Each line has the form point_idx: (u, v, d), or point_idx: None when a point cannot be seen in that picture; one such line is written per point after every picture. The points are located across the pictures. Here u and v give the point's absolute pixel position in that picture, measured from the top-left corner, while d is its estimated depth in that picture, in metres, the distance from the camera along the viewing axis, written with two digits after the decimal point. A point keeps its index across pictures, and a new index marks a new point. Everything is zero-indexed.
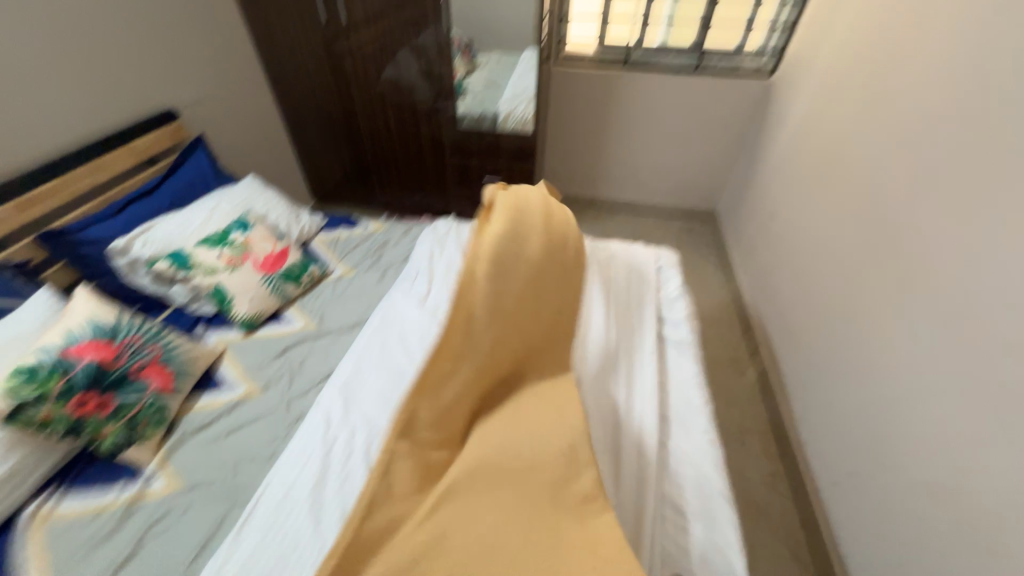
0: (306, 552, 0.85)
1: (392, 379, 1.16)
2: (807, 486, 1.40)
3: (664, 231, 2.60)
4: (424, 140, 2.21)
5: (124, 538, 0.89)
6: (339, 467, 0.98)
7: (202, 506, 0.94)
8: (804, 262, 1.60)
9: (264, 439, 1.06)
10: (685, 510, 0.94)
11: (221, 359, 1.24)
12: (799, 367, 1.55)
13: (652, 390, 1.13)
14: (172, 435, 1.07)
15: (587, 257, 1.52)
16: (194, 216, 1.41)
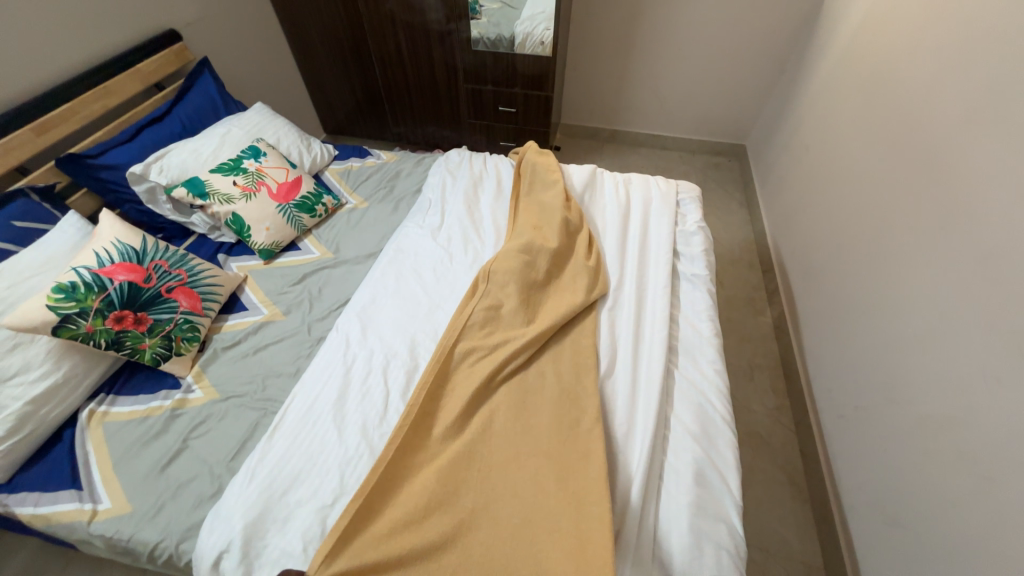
0: (332, 455, 0.93)
1: (407, 306, 1.20)
2: (810, 419, 1.43)
3: (688, 166, 2.49)
4: (436, 65, 2.10)
5: (170, 438, 0.99)
6: (359, 384, 1.05)
7: (237, 414, 1.03)
8: (834, 196, 1.51)
9: (289, 358, 1.13)
10: (686, 431, 0.97)
11: (245, 285, 1.30)
12: (816, 305, 1.53)
13: (662, 321, 1.14)
14: (205, 352, 1.15)
15: (604, 191, 1.48)
16: (207, 144, 1.41)
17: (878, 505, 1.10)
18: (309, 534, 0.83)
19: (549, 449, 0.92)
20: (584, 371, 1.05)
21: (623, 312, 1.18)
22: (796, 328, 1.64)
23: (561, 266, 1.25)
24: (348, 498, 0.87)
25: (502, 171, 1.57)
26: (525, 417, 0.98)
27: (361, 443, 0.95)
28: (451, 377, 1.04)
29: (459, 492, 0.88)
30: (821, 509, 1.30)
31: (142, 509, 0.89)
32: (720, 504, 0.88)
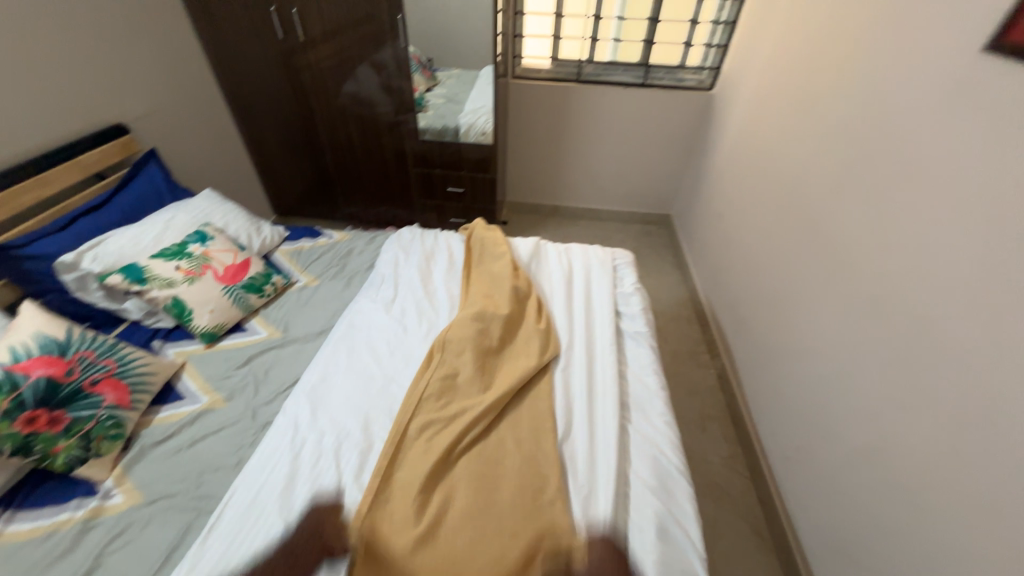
0: (277, 555, 0.85)
1: (359, 382, 1.18)
2: (762, 464, 1.50)
3: (624, 235, 2.74)
4: (386, 152, 2.25)
5: (80, 555, 0.86)
6: (309, 469, 0.99)
7: (165, 518, 0.92)
8: (748, 255, 1.73)
9: (229, 448, 1.06)
10: (645, 485, 1.00)
11: (182, 372, 1.23)
12: (749, 353, 1.67)
13: (611, 378, 1.20)
14: (130, 449, 1.04)
15: (548, 259, 1.60)
16: (150, 229, 1.39)
17: (835, 544, 1.15)
18: None
19: (517, 525, 0.90)
20: (542, 432, 1.07)
21: (575, 372, 1.23)
22: (736, 376, 1.76)
23: (512, 334, 1.30)
24: None
25: (452, 245, 1.65)
26: (489, 488, 0.96)
27: (311, 536, 0.88)
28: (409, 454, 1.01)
29: None
30: (786, 556, 1.32)
31: None
32: (686, 558, 0.88)
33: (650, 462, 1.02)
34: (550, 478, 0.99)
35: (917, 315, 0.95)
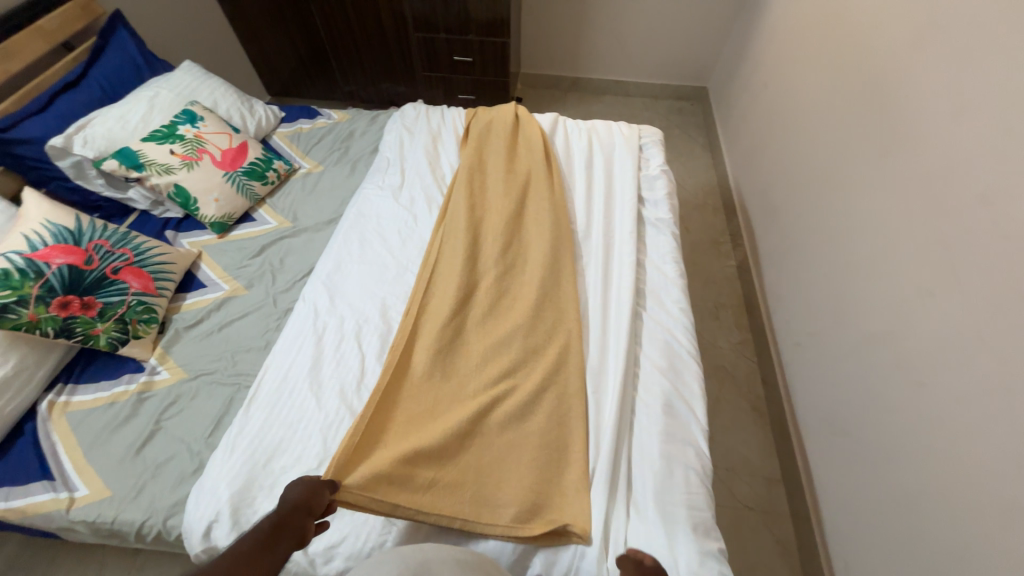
0: (311, 424, 0.93)
1: (372, 272, 1.18)
2: (770, 350, 1.53)
3: (652, 114, 2.46)
4: (381, 11, 1.94)
5: (142, 420, 0.97)
6: (332, 350, 1.04)
7: (207, 392, 1.01)
8: (791, 133, 1.53)
9: (257, 332, 1.11)
10: (655, 367, 1.02)
11: (200, 261, 1.24)
12: (774, 243, 1.59)
13: (629, 268, 1.16)
14: (165, 332, 1.10)
15: (566, 139, 1.45)
16: (134, 110, 1.28)
17: (829, 420, 1.21)
18: None
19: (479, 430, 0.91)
20: (558, 319, 1.09)
21: (591, 262, 1.20)
22: (757, 265, 1.70)
23: (518, 232, 1.24)
24: None
25: (460, 125, 1.50)
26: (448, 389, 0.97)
27: (340, 406, 0.96)
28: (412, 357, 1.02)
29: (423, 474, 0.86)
30: (780, 429, 1.42)
31: (122, 491, 0.88)
32: (688, 431, 0.94)
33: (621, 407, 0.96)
34: (566, 360, 1.02)
35: (985, 197, 0.83)
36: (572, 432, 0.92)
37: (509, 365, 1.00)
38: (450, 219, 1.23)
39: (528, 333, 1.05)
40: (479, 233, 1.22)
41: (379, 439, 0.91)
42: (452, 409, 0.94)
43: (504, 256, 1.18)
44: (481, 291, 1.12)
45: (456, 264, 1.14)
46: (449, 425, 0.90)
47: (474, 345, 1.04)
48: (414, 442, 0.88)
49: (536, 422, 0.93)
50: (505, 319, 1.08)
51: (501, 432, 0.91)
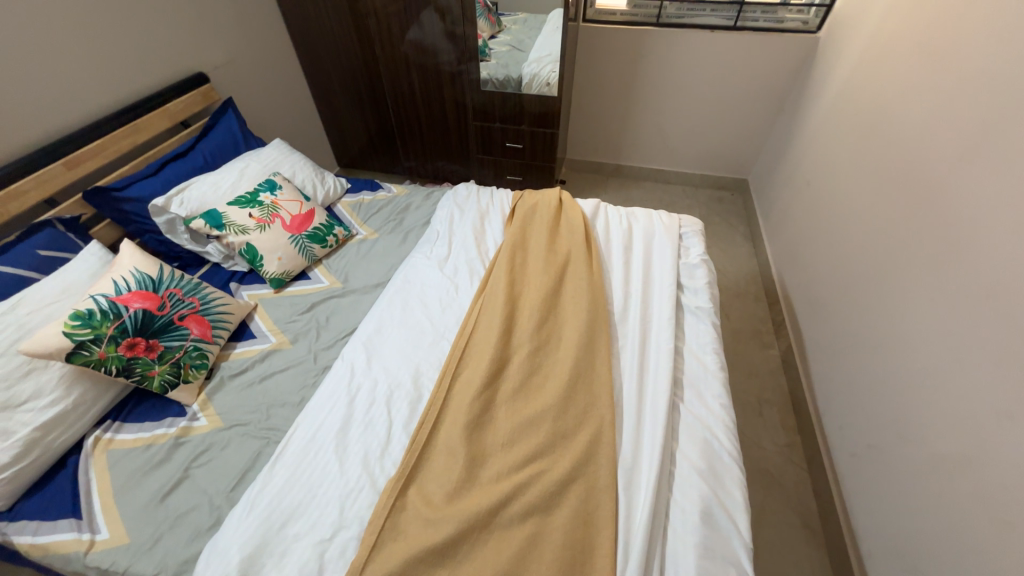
0: (332, 489, 0.92)
1: (410, 338, 1.21)
2: (823, 458, 1.39)
3: (692, 201, 2.54)
4: (446, 103, 2.19)
5: (173, 466, 0.99)
6: (362, 414, 1.05)
7: (238, 444, 1.03)
8: (838, 231, 1.52)
9: (294, 387, 1.14)
10: (693, 468, 0.95)
11: (255, 313, 1.33)
12: (823, 340, 1.52)
13: (666, 355, 1.13)
14: (212, 379, 1.16)
15: (606, 224, 1.51)
16: (226, 178, 1.47)
17: (897, 552, 1.05)
18: (306, 569, 0.81)
19: (500, 523, 0.86)
20: (589, 404, 1.06)
21: (628, 347, 1.18)
22: (805, 362, 1.61)
23: (555, 310, 1.26)
24: (348, 532, 0.86)
25: (507, 205, 1.60)
26: (474, 470, 0.94)
27: (362, 474, 0.94)
28: (439, 430, 1.01)
29: (438, 568, 0.81)
30: (838, 555, 1.24)
31: (140, 540, 0.88)
32: (729, 546, 0.84)
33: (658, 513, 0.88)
34: (599, 451, 0.97)
35: None
36: (598, 531, 0.86)
37: (535, 450, 0.96)
38: (489, 293, 1.27)
39: (558, 416, 1.02)
40: (517, 307, 1.25)
41: (396, 521, 0.88)
42: (474, 494, 0.90)
43: (539, 333, 1.19)
44: (513, 368, 1.12)
45: (490, 338, 1.15)
46: (468, 512, 0.86)
47: (501, 424, 1.01)
48: (430, 531, 0.84)
49: (558, 516, 0.87)
50: (535, 398, 1.06)
51: (522, 527, 0.85)
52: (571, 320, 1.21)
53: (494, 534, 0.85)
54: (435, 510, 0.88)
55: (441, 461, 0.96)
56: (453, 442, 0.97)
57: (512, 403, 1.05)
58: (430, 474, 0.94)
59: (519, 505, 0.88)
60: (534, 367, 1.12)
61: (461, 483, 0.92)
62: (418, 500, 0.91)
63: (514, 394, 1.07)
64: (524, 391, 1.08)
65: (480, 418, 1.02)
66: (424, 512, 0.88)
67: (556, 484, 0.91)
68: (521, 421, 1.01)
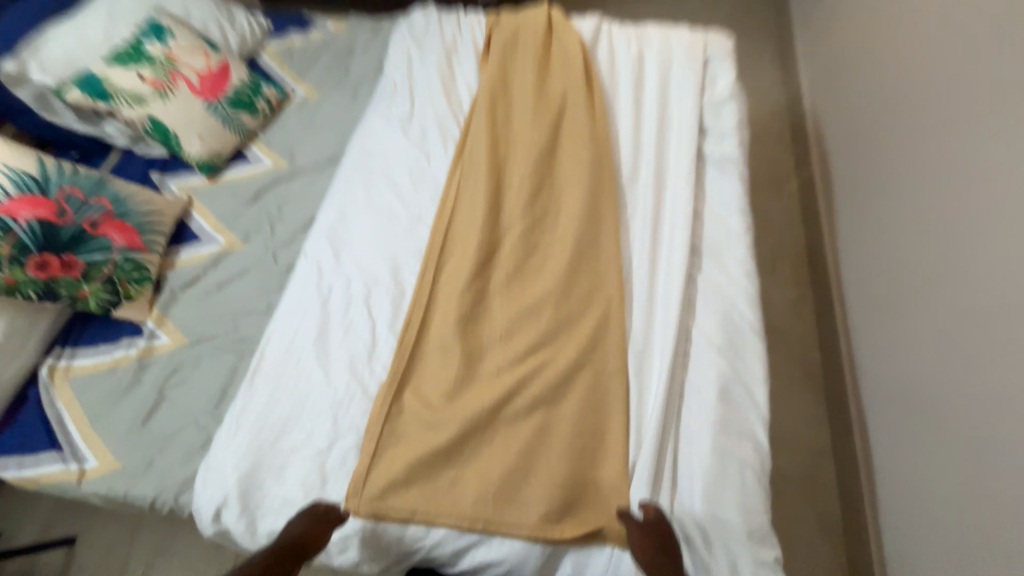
0: (321, 400, 0.85)
1: (381, 225, 1.02)
2: (836, 311, 1.32)
3: (712, 15, 2.02)
4: None
5: (145, 389, 0.90)
6: (340, 318, 0.93)
7: (210, 360, 0.93)
8: (892, 37, 1.18)
9: (259, 292, 1.00)
10: (712, 345, 0.86)
11: (192, 208, 1.11)
12: (852, 182, 1.32)
13: (684, 222, 0.96)
14: (161, 292, 1.00)
15: (611, 54, 1.16)
16: (91, 27, 1.09)
17: (898, 398, 1.05)
18: (310, 482, 0.78)
19: (504, 422, 0.80)
20: (595, 283, 0.92)
21: (639, 215, 1.00)
22: (829, 209, 1.44)
23: (551, 173, 1.03)
24: (347, 441, 0.81)
25: (479, 35, 1.22)
26: (472, 369, 0.86)
27: (351, 381, 0.86)
28: (428, 329, 0.90)
29: (443, 470, 0.78)
30: (835, 400, 1.27)
31: (132, 464, 0.84)
32: (746, 421, 0.80)
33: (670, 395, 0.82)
34: (609, 334, 0.88)
35: None
36: (610, 413, 0.81)
37: (535, 341, 0.86)
38: (468, 162, 1.03)
39: (560, 301, 0.90)
40: (505, 175, 1.02)
41: (394, 428, 0.82)
42: (473, 394, 0.83)
43: (532, 207, 0.99)
44: (505, 250, 0.95)
45: (475, 217, 0.96)
46: (467, 415, 0.79)
47: (497, 317, 0.89)
48: (430, 438, 0.79)
49: (567, 405, 0.82)
50: (532, 283, 0.93)
51: (528, 423, 0.80)
52: (573, 186, 1.00)
53: (500, 431, 0.80)
54: (434, 414, 0.81)
55: (435, 362, 0.86)
56: (444, 342, 0.87)
57: (507, 292, 0.92)
58: (425, 377, 0.86)
59: (523, 403, 0.81)
60: (529, 248, 0.96)
61: (458, 383, 0.84)
62: (415, 404, 0.84)
63: (509, 280, 0.93)
64: (521, 276, 0.93)
65: (474, 312, 0.90)
66: (422, 417, 0.81)
67: (561, 374, 0.83)
68: (518, 312, 0.89)
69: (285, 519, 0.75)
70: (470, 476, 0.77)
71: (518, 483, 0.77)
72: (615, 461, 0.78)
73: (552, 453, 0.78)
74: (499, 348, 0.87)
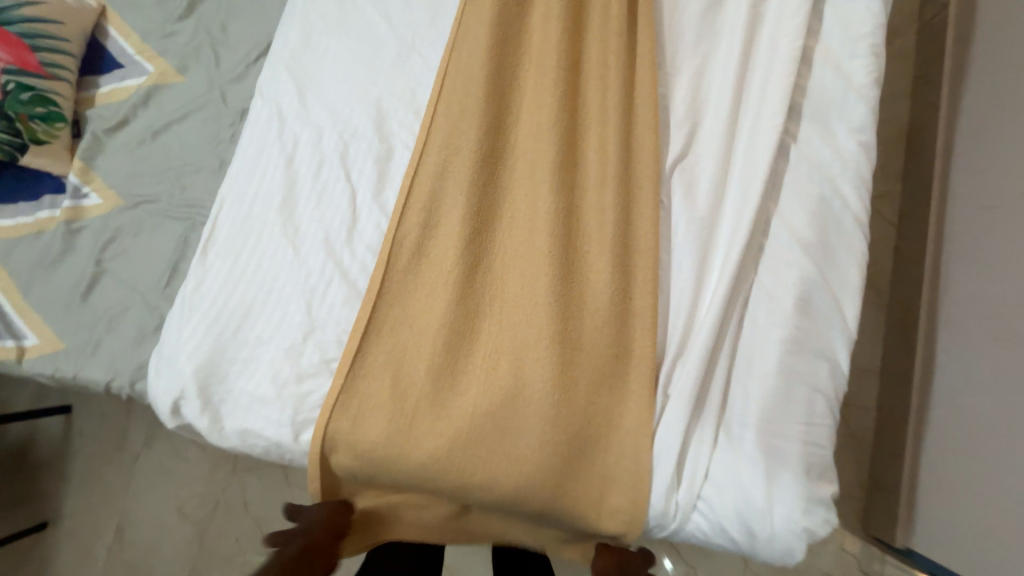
0: (290, 284, 0.68)
1: (357, 57, 0.74)
2: (928, 212, 1.05)
3: None
4: None
5: (80, 260, 0.74)
6: (309, 181, 0.71)
7: (154, 227, 0.75)
8: None
9: (204, 143, 0.77)
10: (796, 240, 0.64)
11: (108, 23, 0.82)
12: (1008, 31, 0.94)
13: (787, 65, 0.67)
14: (83, 137, 0.78)
15: None
16: None
17: (994, 321, 0.86)
18: (282, 378, 0.65)
19: (498, 417, 0.61)
20: (626, 203, 0.65)
21: (718, 59, 0.70)
22: (959, 72, 1.05)
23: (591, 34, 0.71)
24: (325, 335, 0.66)
25: None
26: (462, 339, 0.64)
27: (327, 262, 0.68)
28: (406, 276, 0.66)
29: (417, 466, 0.62)
30: (899, 318, 1.07)
31: (77, 345, 0.71)
32: (824, 337, 0.63)
33: (732, 303, 0.64)
34: (637, 217, 0.65)
35: None
36: (627, 433, 0.61)
37: (545, 310, 0.62)
38: (470, 35, 0.71)
39: (580, 255, 0.65)
40: (524, 59, 0.71)
41: (356, 405, 0.63)
42: (463, 373, 0.64)
43: (567, 45, 0.69)
44: (512, 209, 0.67)
45: (475, 115, 0.68)
46: (454, 402, 0.62)
47: (499, 270, 0.66)
48: (402, 467, 0.62)
49: (581, 412, 0.61)
50: (549, 232, 0.64)
51: (532, 438, 0.60)
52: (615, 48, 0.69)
53: (488, 468, 0.61)
54: (409, 421, 0.62)
55: (413, 323, 0.64)
56: (426, 299, 0.65)
57: (514, 235, 0.66)
58: (400, 342, 0.64)
59: (523, 393, 0.61)
60: (546, 171, 0.66)
61: (440, 398, 0.63)
62: (384, 375, 0.64)
63: (519, 219, 0.66)
64: (533, 212, 0.65)
65: (467, 260, 0.65)
66: (394, 394, 0.63)
67: (576, 353, 0.62)
68: (525, 268, 0.64)
69: (256, 414, 0.64)
70: (451, 476, 0.61)
71: (510, 502, 0.62)
72: (645, 385, 0.61)
73: (554, 461, 0.60)
74: (500, 316, 0.64)
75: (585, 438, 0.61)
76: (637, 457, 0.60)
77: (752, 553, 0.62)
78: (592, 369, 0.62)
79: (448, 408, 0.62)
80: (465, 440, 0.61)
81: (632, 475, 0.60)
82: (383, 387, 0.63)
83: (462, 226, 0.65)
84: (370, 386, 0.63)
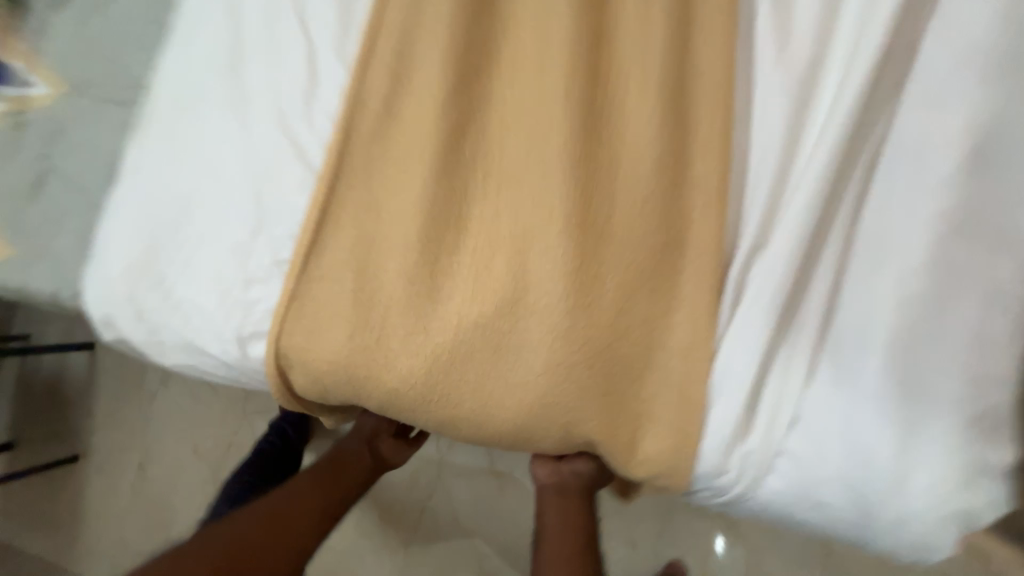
0: (236, 168, 0.53)
1: None
2: None
3: None
4: None
5: (28, 158, 0.64)
6: (259, 40, 0.55)
7: (99, 116, 0.63)
8: None
9: (149, 11, 0.63)
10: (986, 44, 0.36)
11: None
12: None
13: None
14: (27, 18, 0.67)
15: None
16: None
17: None
18: (226, 283, 0.51)
19: (489, 329, 0.44)
20: (681, 24, 0.44)
21: None
22: None
23: None
24: (277, 229, 0.52)
25: None
26: (446, 226, 0.47)
27: (279, 139, 0.53)
28: (372, 146, 0.49)
29: (388, 390, 0.47)
30: None
31: (25, 253, 0.62)
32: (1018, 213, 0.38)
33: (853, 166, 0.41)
34: (700, 43, 0.43)
35: None
36: (676, 355, 0.42)
37: (558, 182, 0.44)
38: None
39: (612, 105, 0.45)
40: None
41: (311, 312, 0.49)
42: (447, 272, 0.47)
43: None
44: (512, 48, 0.47)
45: None
46: (433, 310, 0.46)
47: (496, 132, 0.47)
48: (373, 392, 0.48)
49: (609, 327, 0.42)
50: (565, 72, 0.44)
51: (537, 359, 0.43)
52: None
53: (481, 393, 0.45)
54: (376, 333, 0.47)
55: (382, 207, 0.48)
56: (398, 174, 0.48)
57: (516, 81, 0.47)
58: (365, 231, 0.48)
59: (526, 297, 0.44)
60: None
61: (414, 308, 0.46)
62: (344, 275, 0.48)
63: (525, 59, 0.46)
64: (544, 47, 0.46)
65: (451, 119, 0.47)
66: (355, 299, 0.47)
67: (605, 243, 0.43)
68: (530, 126, 0.45)
69: (203, 323, 0.53)
70: (430, 402, 0.46)
71: (508, 440, 0.47)
72: (705, 287, 0.41)
73: (570, 389, 0.43)
74: (496, 194, 0.46)
75: (611, 355, 0.43)
76: (687, 384, 0.42)
77: (868, 535, 0.41)
78: (623, 260, 0.43)
79: (423, 316, 0.46)
80: (450, 356, 0.45)
81: (680, 409, 0.42)
82: (344, 289, 0.48)
83: (444, 73, 0.47)
84: (331, 288, 0.48)
